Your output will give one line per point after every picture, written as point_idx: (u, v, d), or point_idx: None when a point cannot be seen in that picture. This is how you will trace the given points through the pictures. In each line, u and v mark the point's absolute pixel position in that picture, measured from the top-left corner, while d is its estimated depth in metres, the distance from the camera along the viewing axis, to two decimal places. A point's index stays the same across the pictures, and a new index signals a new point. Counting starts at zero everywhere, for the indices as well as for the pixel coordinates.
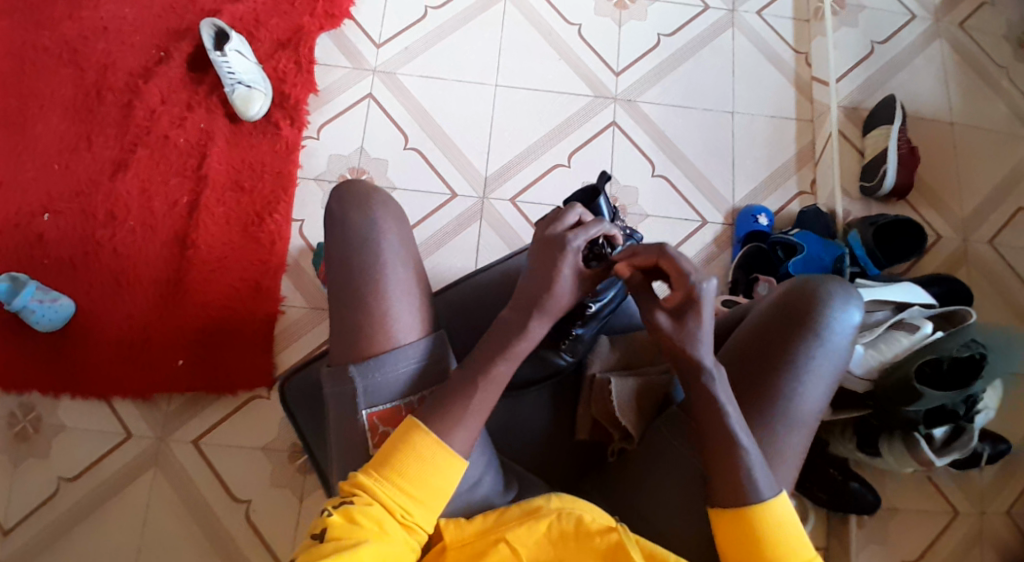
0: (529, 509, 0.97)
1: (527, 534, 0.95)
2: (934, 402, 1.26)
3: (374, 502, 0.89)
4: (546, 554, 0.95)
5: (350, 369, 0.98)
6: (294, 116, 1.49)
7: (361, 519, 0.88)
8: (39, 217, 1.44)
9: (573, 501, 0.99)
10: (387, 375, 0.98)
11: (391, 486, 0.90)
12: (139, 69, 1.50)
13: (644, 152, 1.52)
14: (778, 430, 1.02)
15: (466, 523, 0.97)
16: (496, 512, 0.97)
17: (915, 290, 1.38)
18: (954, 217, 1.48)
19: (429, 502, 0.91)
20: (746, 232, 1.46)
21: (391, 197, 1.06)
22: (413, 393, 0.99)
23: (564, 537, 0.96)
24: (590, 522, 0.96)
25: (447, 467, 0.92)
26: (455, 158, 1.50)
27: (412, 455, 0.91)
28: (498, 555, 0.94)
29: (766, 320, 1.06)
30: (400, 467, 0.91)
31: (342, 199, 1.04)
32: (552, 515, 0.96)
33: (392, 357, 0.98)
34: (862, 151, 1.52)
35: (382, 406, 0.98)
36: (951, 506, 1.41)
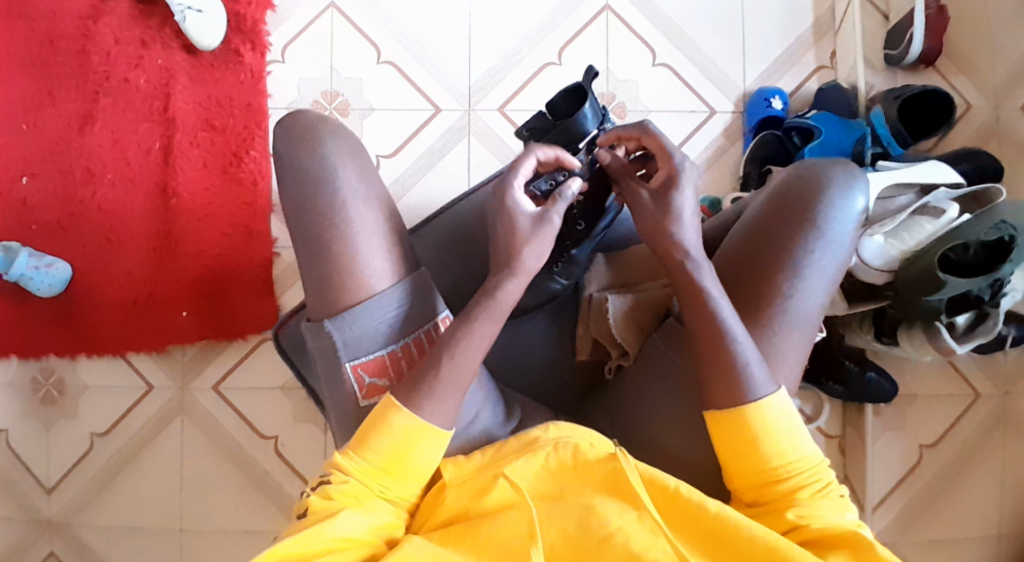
0: (526, 441, 0.95)
1: (527, 466, 0.93)
2: (959, 289, 1.19)
3: (350, 478, 0.90)
4: (546, 485, 0.93)
5: (326, 325, 0.97)
6: (254, 40, 1.38)
7: (338, 496, 0.89)
8: (18, 182, 1.39)
9: (572, 429, 0.96)
10: (367, 325, 0.96)
11: (366, 464, 0.91)
12: (85, 8, 1.39)
13: (642, 39, 1.38)
14: (777, 331, 0.98)
15: (466, 460, 0.95)
16: (494, 447, 0.95)
17: (940, 168, 1.29)
18: (986, 84, 1.34)
19: (407, 476, 0.91)
20: (758, 119, 1.34)
21: (353, 158, 1.00)
22: (397, 340, 0.98)
23: (563, 467, 0.93)
24: (586, 452, 0.93)
25: (425, 441, 0.91)
26: (435, 69, 1.38)
27: (386, 432, 0.91)
28: (498, 491, 0.91)
29: (765, 214, 1.01)
30: (374, 444, 0.91)
31: (308, 177, 0.97)
32: (549, 446, 0.94)
33: (370, 307, 0.96)
34: (887, 16, 1.36)
35: (366, 358, 0.97)
36: (971, 387, 1.39)
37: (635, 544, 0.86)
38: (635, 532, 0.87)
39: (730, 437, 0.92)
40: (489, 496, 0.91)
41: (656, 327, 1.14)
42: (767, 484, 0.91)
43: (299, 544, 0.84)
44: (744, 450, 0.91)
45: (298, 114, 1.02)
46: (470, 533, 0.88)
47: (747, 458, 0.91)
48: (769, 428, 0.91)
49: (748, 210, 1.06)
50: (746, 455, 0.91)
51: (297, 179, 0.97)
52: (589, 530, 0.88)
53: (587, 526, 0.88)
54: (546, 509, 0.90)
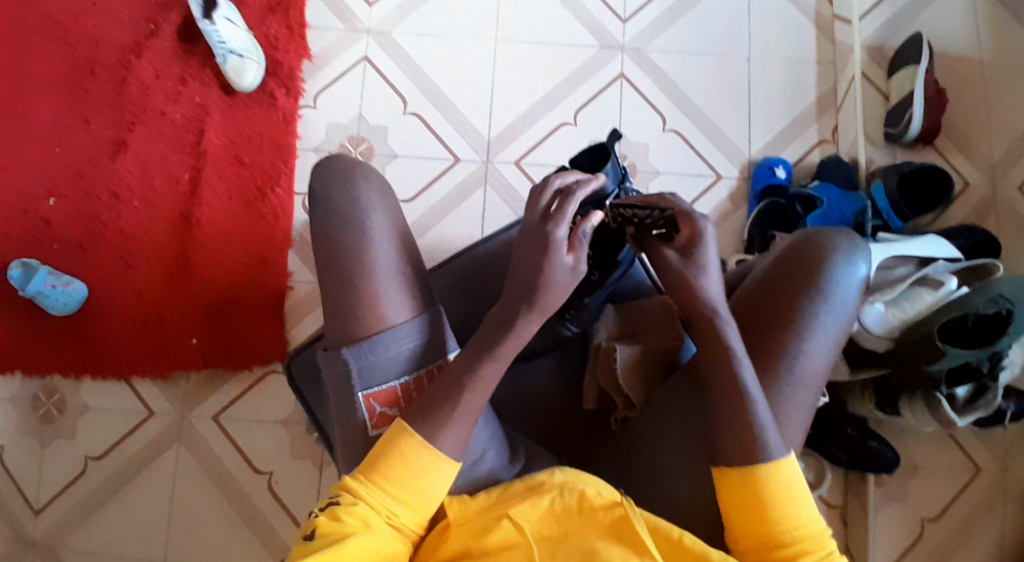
0: (532, 484, 0.95)
1: (531, 509, 0.93)
2: (960, 359, 1.20)
3: (360, 502, 0.90)
4: (549, 527, 0.92)
5: (342, 353, 0.98)
6: (288, 84, 1.46)
7: (346, 518, 0.88)
8: (45, 202, 1.44)
9: (579, 475, 0.96)
10: (381, 356, 0.97)
11: (376, 490, 0.90)
12: (129, 44, 1.47)
13: (654, 106, 1.45)
14: (782, 388, 1.00)
15: (471, 499, 0.95)
16: (499, 489, 0.95)
17: (940, 242, 1.30)
18: (984, 163, 1.40)
19: (416, 506, 0.91)
20: (762, 186, 1.40)
21: (377, 177, 1.05)
22: (410, 372, 0.98)
23: (568, 513, 0.93)
24: (593, 498, 0.93)
25: (435, 471, 0.91)
26: (456, 120, 1.45)
27: (397, 459, 0.91)
28: (500, 530, 0.91)
29: (773, 273, 1.04)
30: (386, 472, 0.91)
31: (331, 194, 1.02)
32: (555, 490, 0.94)
33: (385, 338, 0.98)
34: (887, 96, 1.43)
35: (378, 388, 0.98)
36: (971, 460, 1.39)
37: None
38: None
39: (739, 491, 0.92)
40: (492, 535, 0.91)
41: (663, 380, 1.13)
42: (772, 544, 0.90)
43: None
44: (751, 506, 0.91)
45: (332, 154, 1.07)
46: None
47: (755, 514, 0.91)
48: (780, 484, 0.91)
49: (757, 270, 1.09)
50: (753, 511, 0.91)
51: (321, 198, 1.02)
52: None
53: None
54: (548, 551, 0.90)
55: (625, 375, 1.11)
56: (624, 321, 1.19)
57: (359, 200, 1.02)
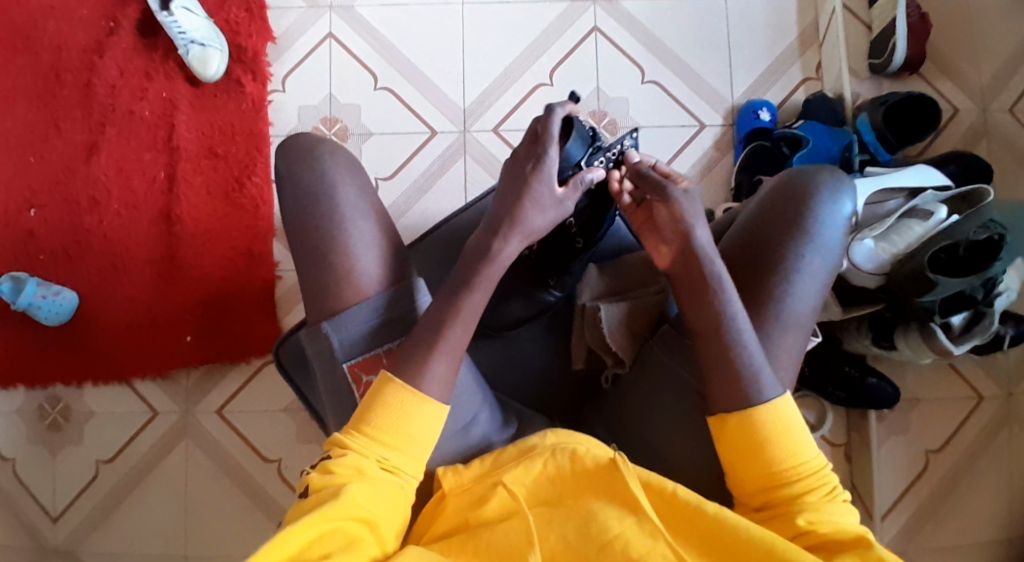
0: (524, 448, 0.95)
1: (524, 473, 0.94)
2: (951, 289, 1.17)
3: (351, 452, 0.89)
4: (545, 490, 0.93)
5: (323, 327, 0.98)
6: (254, 69, 1.42)
7: (338, 469, 0.88)
8: (25, 213, 1.42)
9: (570, 435, 0.96)
10: (359, 325, 0.98)
11: (367, 438, 0.90)
12: (90, 43, 1.43)
13: (631, 58, 1.41)
14: (770, 336, 0.99)
15: (464, 469, 0.95)
16: (492, 455, 0.95)
17: (928, 171, 1.29)
18: (973, 87, 1.36)
19: (410, 450, 0.91)
20: (746, 131, 1.37)
21: (354, 171, 1.05)
22: (389, 338, 0.99)
23: (563, 474, 0.94)
24: (585, 457, 0.94)
25: (425, 416, 0.92)
26: (429, 92, 1.41)
27: (385, 406, 0.91)
28: (497, 499, 0.92)
29: (758, 217, 1.03)
30: (375, 420, 0.91)
31: (305, 193, 1.02)
32: (547, 452, 0.94)
33: (361, 306, 0.98)
34: (869, 25, 1.39)
35: (361, 357, 0.98)
36: (974, 390, 1.39)
37: (635, 551, 0.86)
38: (635, 535, 0.88)
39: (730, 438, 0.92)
40: (488, 505, 0.92)
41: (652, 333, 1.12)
42: (771, 486, 0.90)
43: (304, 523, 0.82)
44: (742, 455, 0.91)
45: (299, 135, 1.07)
46: (470, 543, 0.89)
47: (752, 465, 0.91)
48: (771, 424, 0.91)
49: (744, 213, 1.07)
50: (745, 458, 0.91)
51: (295, 198, 1.02)
52: (589, 537, 0.88)
53: (588, 534, 0.88)
54: (545, 516, 0.91)
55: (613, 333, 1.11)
56: (607, 281, 1.18)
57: (335, 197, 1.01)
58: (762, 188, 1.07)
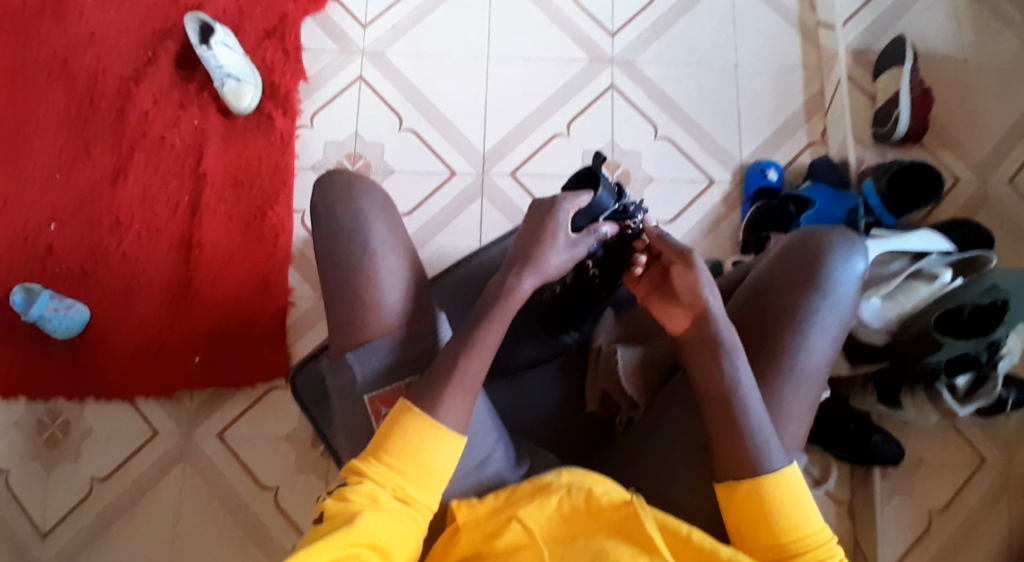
0: (540, 485, 0.98)
1: (539, 510, 0.96)
2: (956, 350, 1.24)
3: (368, 481, 0.91)
4: (557, 530, 0.95)
5: (346, 357, 1.01)
6: (285, 106, 1.49)
7: (354, 497, 0.90)
8: (46, 229, 1.46)
9: (584, 475, 0.99)
10: (382, 358, 1.01)
11: (385, 467, 0.92)
12: (129, 72, 1.50)
13: (645, 115, 1.48)
14: (780, 384, 1.02)
15: (479, 503, 0.97)
16: (507, 492, 0.98)
17: (936, 236, 1.31)
18: (971, 158, 1.42)
19: (425, 481, 0.93)
20: (754, 189, 1.42)
21: (376, 190, 1.09)
22: (410, 371, 1.01)
23: (575, 511, 0.96)
24: (600, 497, 0.96)
25: (445, 444, 0.94)
26: (451, 135, 1.47)
27: (404, 436, 0.93)
28: (511, 533, 0.94)
29: (774, 270, 1.06)
30: (393, 449, 0.93)
31: (332, 206, 1.06)
32: (562, 490, 0.97)
33: (384, 340, 1.01)
34: (874, 96, 1.46)
35: (382, 389, 1.00)
36: (978, 454, 1.39)
37: None
38: None
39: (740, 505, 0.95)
40: (501, 538, 0.93)
41: (663, 383, 1.16)
42: (779, 555, 0.93)
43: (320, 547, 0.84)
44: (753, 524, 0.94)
45: (332, 172, 1.12)
46: None
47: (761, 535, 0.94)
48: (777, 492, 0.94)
49: (760, 264, 1.10)
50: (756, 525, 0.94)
51: (323, 211, 1.06)
52: None
53: None
54: (557, 550, 0.92)
55: (628, 376, 1.15)
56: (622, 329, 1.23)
57: (360, 213, 1.06)
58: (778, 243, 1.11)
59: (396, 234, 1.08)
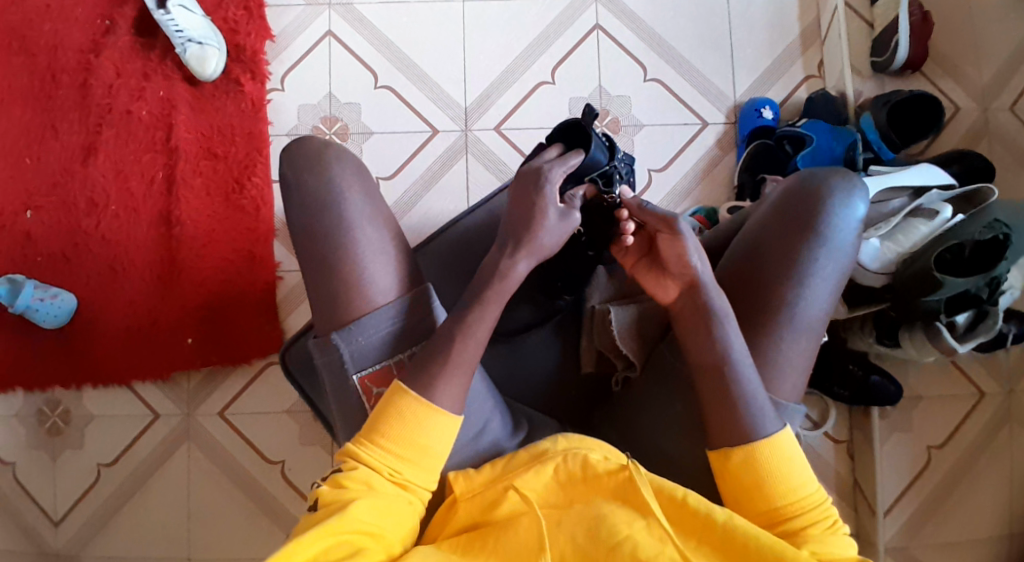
0: (537, 453, 0.96)
1: (536, 478, 0.94)
2: (956, 289, 1.20)
3: (362, 465, 0.91)
4: (555, 496, 0.94)
5: (332, 338, 0.98)
6: (253, 69, 1.40)
7: (349, 483, 0.90)
8: (22, 216, 1.40)
9: (581, 441, 0.97)
10: (371, 338, 0.98)
11: (379, 450, 0.92)
12: (85, 42, 1.41)
13: (633, 56, 1.40)
14: (780, 352, 1.00)
15: (475, 474, 0.96)
16: (503, 461, 0.96)
17: (933, 170, 1.30)
18: (973, 86, 1.36)
19: (421, 462, 0.92)
20: (749, 130, 1.36)
21: (359, 179, 1.03)
22: (400, 351, 0.99)
23: (573, 478, 0.95)
24: (596, 465, 0.94)
25: (437, 424, 0.93)
26: (431, 91, 1.40)
27: (397, 418, 0.92)
28: (509, 503, 0.92)
29: (771, 217, 1.04)
30: (386, 432, 0.92)
31: (314, 200, 1.00)
32: (558, 458, 0.95)
33: (373, 319, 0.98)
34: (871, 23, 1.38)
35: (372, 369, 0.99)
36: (975, 386, 1.40)
37: (644, 552, 0.86)
38: (644, 539, 0.88)
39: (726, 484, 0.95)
40: (499, 508, 0.92)
41: (660, 338, 1.13)
42: (775, 520, 0.92)
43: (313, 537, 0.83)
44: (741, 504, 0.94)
45: (304, 140, 1.05)
46: (484, 541, 0.89)
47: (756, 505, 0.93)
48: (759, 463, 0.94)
49: (755, 213, 1.08)
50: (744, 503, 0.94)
51: (302, 204, 1.00)
52: (598, 538, 0.88)
53: (597, 534, 0.89)
54: (556, 518, 0.91)
55: (623, 336, 1.12)
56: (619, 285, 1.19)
57: (343, 205, 1.00)
58: (774, 192, 1.08)
59: (373, 202, 1.03)
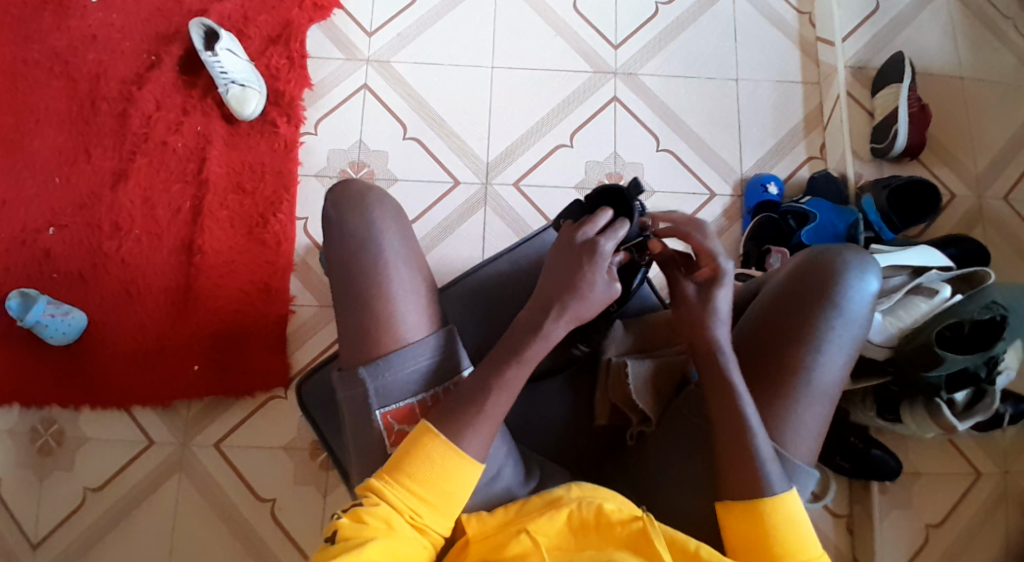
0: (550, 499, 0.99)
1: (548, 523, 0.96)
2: (957, 365, 1.22)
3: (383, 503, 0.94)
4: (566, 542, 0.96)
5: (360, 372, 1.01)
6: (290, 113, 1.48)
7: (369, 519, 0.92)
8: (44, 232, 1.44)
9: (594, 491, 1.01)
10: (397, 374, 1.01)
11: (402, 490, 0.94)
12: (131, 75, 1.49)
13: (647, 127, 1.49)
14: (793, 383, 1.02)
15: (489, 516, 0.99)
16: (516, 505, 0.99)
17: (932, 254, 1.33)
18: (967, 175, 1.45)
19: (441, 506, 0.95)
20: (755, 202, 1.43)
21: (387, 195, 1.08)
22: (425, 390, 1.02)
23: (585, 526, 0.97)
24: (610, 512, 0.97)
25: (462, 472, 0.96)
26: (455, 145, 1.47)
27: (424, 460, 0.95)
28: (519, 544, 0.94)
29: (787, 288, 1.06)
30: (410, 472, 0.95)
31: (354, 241, 1.04)
32: (573, 503, 0.98)
33: (400, 356, 1.01)
34: (871, 112, 1.48)
35: (395, 406, 1.01)
36: (973, 467, 1.41)
37: None
38: None
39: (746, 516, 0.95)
40: (509, 548, 0.94)
41: (677, 393, 1.14)
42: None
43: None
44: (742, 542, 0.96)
45: (345, 181, 1.10)
46: None
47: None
48: (786, 522, 0.94)
49: (770, 283, 1.10)
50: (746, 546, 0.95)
51: (342, 241, 1.04)
52: None
53: None
54: None
55: (640, 391, 1.13)
56: (636, 337, 1.20)
57: (380, 247, 1.04)
58: (790, 261, 1.11)
59: (408, 246, 1.07)
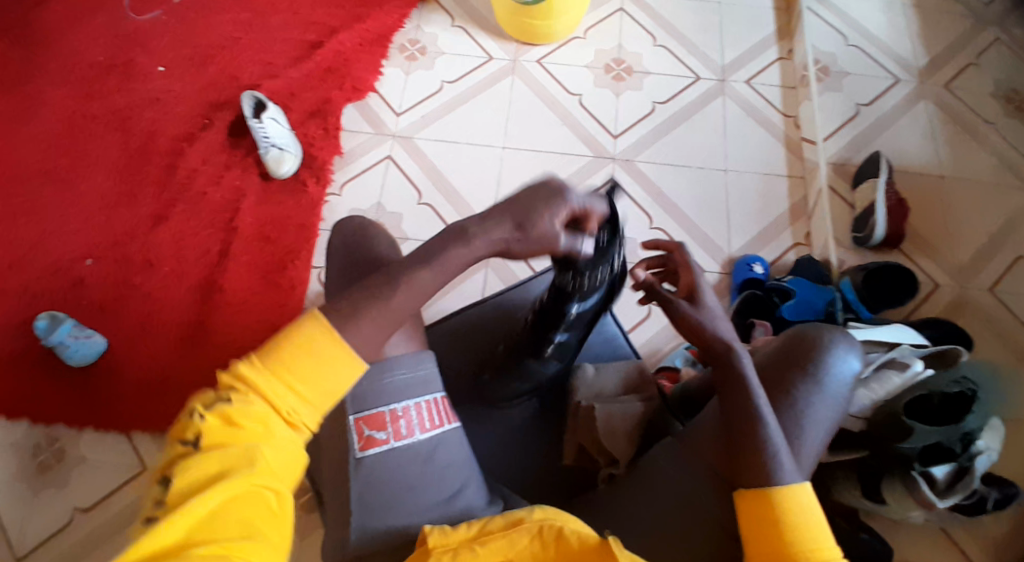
0: (512, 520, 0.95)
1: (508, 545, 0.93)
2: (929, 438, 1.24)
3: (256, 400, 0.84)
4: None
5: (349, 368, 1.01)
6: (319, 175, 1.64)
7: (239, 421, 0.83)
8: (81, 263, 1.58)
9: (557, 514, 0.97)
10: (380, 381, 1.01)
11: (273, 384, 0.85)
12: (183, 135, 1.69)
13: (641, 207, 1.60)
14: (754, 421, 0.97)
15: (451, 531, 0.95)
16: (480, 522, 0.95)
17: (906, 331, 1.36)
18: (948, 265, 1.52)
19: (318, 400, 0.87)
20: (741, 279, 1.51)
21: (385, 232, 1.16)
22: (400, 402, 1.01)
23: (546, 551, 0.93)
24: (570, 536, 0.93)
25: (341, 367, 0.87)
26: (462, 210, 1.61)
27: (299, 351, 0.86)
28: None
29: (772, 361, 1.07)
30: (285, 365, 0.86)
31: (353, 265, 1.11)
32: (535, 528, 0.94)
33: (387, 364, 1.02)
34: (852, 204, 1.59)
35: (370, 412, 1.00)
36: (966, 556, 1.40)
37: None
38: None
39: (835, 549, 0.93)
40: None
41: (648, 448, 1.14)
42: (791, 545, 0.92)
43: (218, 492, 0.80)
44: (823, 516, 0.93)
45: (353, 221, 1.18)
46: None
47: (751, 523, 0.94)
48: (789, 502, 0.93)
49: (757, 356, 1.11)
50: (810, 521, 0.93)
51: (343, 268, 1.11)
52: None
53: None
54: None
55: (614, 434, 1.15)
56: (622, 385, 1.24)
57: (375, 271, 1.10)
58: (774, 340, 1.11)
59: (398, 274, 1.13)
